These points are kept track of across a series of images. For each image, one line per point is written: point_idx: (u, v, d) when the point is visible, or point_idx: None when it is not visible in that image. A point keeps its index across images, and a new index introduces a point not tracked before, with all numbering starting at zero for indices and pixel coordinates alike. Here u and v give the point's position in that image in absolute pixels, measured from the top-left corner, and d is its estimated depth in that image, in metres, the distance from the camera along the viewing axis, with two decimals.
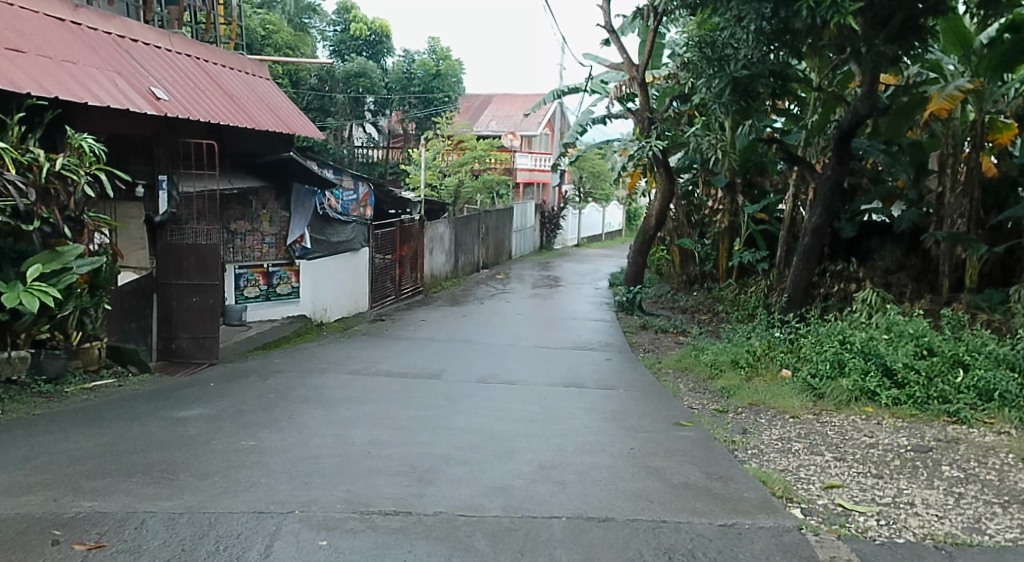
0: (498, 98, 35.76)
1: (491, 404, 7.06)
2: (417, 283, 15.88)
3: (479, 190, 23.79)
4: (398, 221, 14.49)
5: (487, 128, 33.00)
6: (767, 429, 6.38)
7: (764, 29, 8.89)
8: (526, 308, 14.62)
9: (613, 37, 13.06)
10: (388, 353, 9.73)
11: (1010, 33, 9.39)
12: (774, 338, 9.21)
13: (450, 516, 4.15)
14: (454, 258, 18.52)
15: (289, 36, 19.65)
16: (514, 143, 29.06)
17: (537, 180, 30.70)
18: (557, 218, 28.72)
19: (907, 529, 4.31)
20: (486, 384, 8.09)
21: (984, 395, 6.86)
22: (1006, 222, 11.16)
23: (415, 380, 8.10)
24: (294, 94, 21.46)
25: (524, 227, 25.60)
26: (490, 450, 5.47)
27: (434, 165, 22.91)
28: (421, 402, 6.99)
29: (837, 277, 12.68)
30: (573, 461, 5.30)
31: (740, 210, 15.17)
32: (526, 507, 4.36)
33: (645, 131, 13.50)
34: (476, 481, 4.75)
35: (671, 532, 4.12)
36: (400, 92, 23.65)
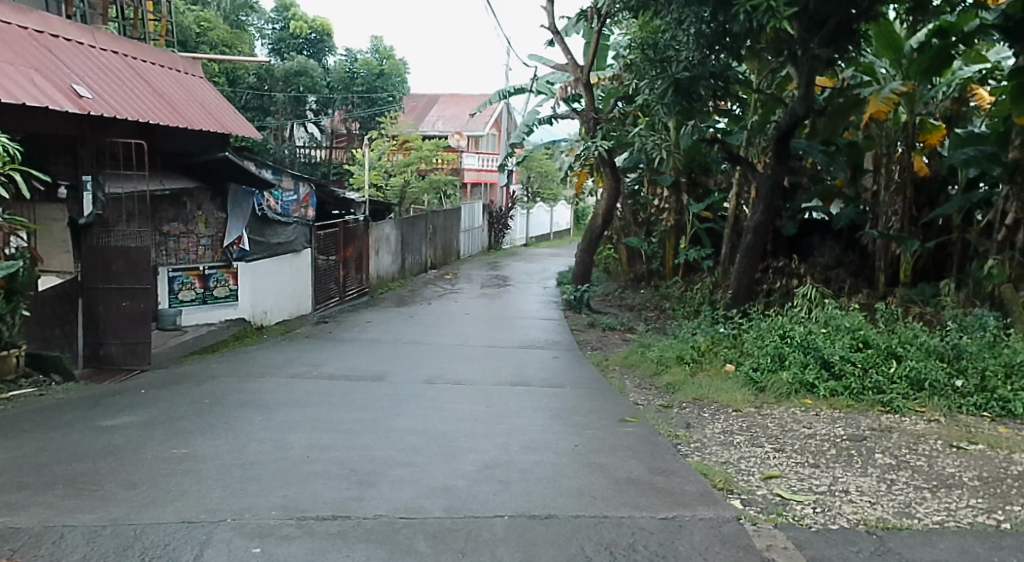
0: (445, 98, 35.69)
1: (435, 405, 7.03)
2: (363, 284, 15.76)
3: (426, 190, 23.88)
4: (342, 222, 14.41)
5: (433, 128, 32.91)
6: (710, 423, 6.48)
7: (704, 31, 9.05)
8: (474, 308, 14.61)
9: (557, 36, 13.08)
10: (331, 356, 9.61)
11: (938, 39, 9.73)
12: (718, 335, 9.36)
13: (391, 519, 4.12)
14: (401, 259, 18.40)
15: (225, 33, 19.25)
16: (460, 143, 29.05)
17: (484, 180, 30.83)
18: (505, 218, 28.72)
19: (841, 516, 4.40)
20: (432, 384, 8.07)
21: (915, 384, 7.05)
22: (937, 219, 11.51)
23: (360, 382, 8.03)
24: (231, 93, 21.04)
25: (471, 228, 25.55)
26: (433, 451, 5.44)
27: (378, 165, 22.72)
28: (364, 405, 6.92)
29: (780, 273, 12.81)
30: (517, 460, 5.29)
31: (685, 208, 15.34)
32: (468, 507, 4.34)
33: (591, 132, 13.60)
34: (418, 482, 4.72)
35: (613, 526, 4.14)
36: (343, 91, 23.35)
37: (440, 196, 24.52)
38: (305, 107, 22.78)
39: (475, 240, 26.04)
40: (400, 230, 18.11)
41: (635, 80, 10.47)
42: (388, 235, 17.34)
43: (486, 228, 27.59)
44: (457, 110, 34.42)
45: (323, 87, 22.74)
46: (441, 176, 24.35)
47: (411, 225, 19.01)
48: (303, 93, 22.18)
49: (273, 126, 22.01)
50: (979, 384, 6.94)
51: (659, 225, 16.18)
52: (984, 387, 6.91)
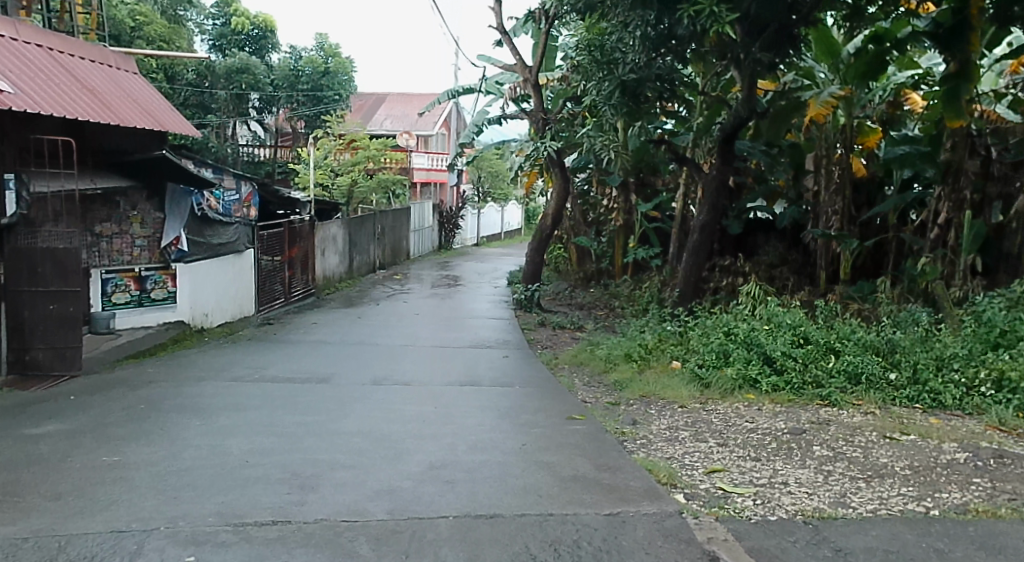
0: (393, 97, 35.44)
1: (381, 407, 6.97)
2: (309, 284, 15.56)
3: (375, 190, 23.73)
4: (287, 223, 14.26)
5: (380, 128, 32.67)
6: (656, 419, 6.55)
7: (650, 34, 9.11)
8: (423, 308, 14.55)
9: (506, 37, 13.09)
10: (275, 358, 9.46)
11: (873, 45, 9.99)
12: (666, 332, 9.50)
13: (332, 523, 4.07)
14: (348, 259, 18.22)
15: (162, 28, 18.84)
16: (411, 143, 28.89)
17: (434, 180, 30.77)
18: (455, 218, 28.63)
19: (780, 507, 4.49)
20: (379, 386, 8.00)
21: (853, 378, 7.23)
22: (875, 218, 11.83)
23: (304, 384, 7.93)
24: (169, 90, 20.56)
25: (421, 228, 25.42)
26: (378, 453, 5.40)
27: (324, 165, 22.60)
28: (308, 407, 6.83)
29: (726, 271, 13.01)
30: (463, 459, 5.28)
31: (633, 208, 15.47)
32: (413, 508, 4.32)
33: (540, 132, 13.59)
34: (362, 485, 4.67)
35: (558, 524, 4.15)
36: (287, 89, 23.01)
37: (390, 196, 24.37)
38: (248, 104, 22.30)
39: (425, 240, 25.90)
40: (347, 230, 17.93)
41: (583, 80, 10.55)
42: (336, 235, 17.17)
43: (436, 228, 27.46)
44: (405, 110, 34.21)
45: (266, 85, 22.33)
46: (390, 176, 24.17)
47: (359, 225, 18.85)
48: (246, 91, 21.74)
49: (213, 125, 21.62)
50: (912, 376, 7.14)
51: (608, 224, 16.32)
52: (917, 380, 7.10)
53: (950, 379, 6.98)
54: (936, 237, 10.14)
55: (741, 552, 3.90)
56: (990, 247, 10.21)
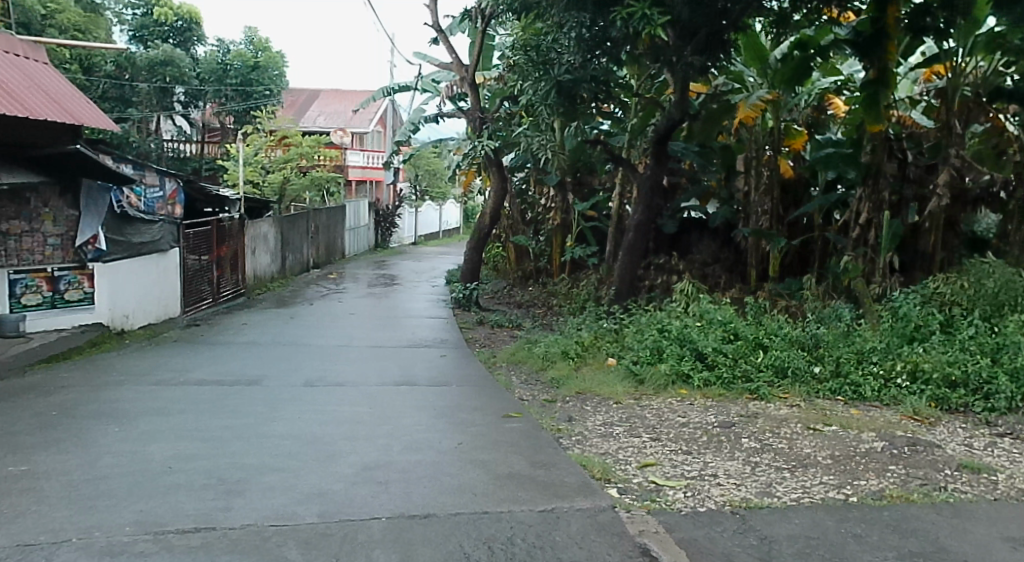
0: (327, 93, 35.04)
1: (313, 408, 6.90)
2: (239, 284, 15.28)
3: (307, 187, 23.34)
4: (214, 221, 13.98)
5: (314, 124, 32.23)
6: (592, 415, 6.65)
7: (585, 36, 9.23)
8: (360, 308, 14.44)
9: (442, 36, 13.06)
10: (202, 360, 9.28)
11: (799, 51, 10.31)
12: (602, 330, 9.64)
13: (259, 528, 4.04)
14: (280, 258, 17.94)
15: (77, 17, 18.26)
16: (344, 139, 28.52)
17: (370, 178, 31.05)
18: (392, 216, 28.41)
19: (709, 498, 4.62)
20: (311, 387, 7.91)
21: (780, 372, 7.47)
22: (802, 218, 12.21)
23: (232, 387, 7.80)
24: (86, 82, 20.00)
25: (356, 226, 25.17)
26: (310, 455, 5.36)
27: (254, 162, 21.94)
28: (236, 410, 6.72)
29: (660, 270, 13.25)
30: (397, 460, 5.28)
31: (570, 208, 15.64)
32: (345, 510, 4.31)
33: (477, 131, 13.62)
34: (291, 489, 4.63)
35: (493, 522, 4.20)
36: (215, 83, 22.63)
37: (324, 194, 24.06)
38: (172, 99, 21.95)
39: (360, 239, 25.64)
40: (279, 228, 17.68)
41: (519, 81, 10.65)
42: (267, 234, 16.92)
43: (372, 227, 27.21)
44: (339, 107, 33.79)
45: (192, 79, 21.90)
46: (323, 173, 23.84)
47: (292, 223, 18.60)
48: (170, 84, 21.32)
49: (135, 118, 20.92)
50: (835, 370, 7.43)
51: (546, 223, 16.45)
52: (839, 372, 7.39)
53: (870, 371, 7.27)
54: (857, 236, 10.51)
55: (670, 544, 3.99)
56: (908, 246, 10.66)
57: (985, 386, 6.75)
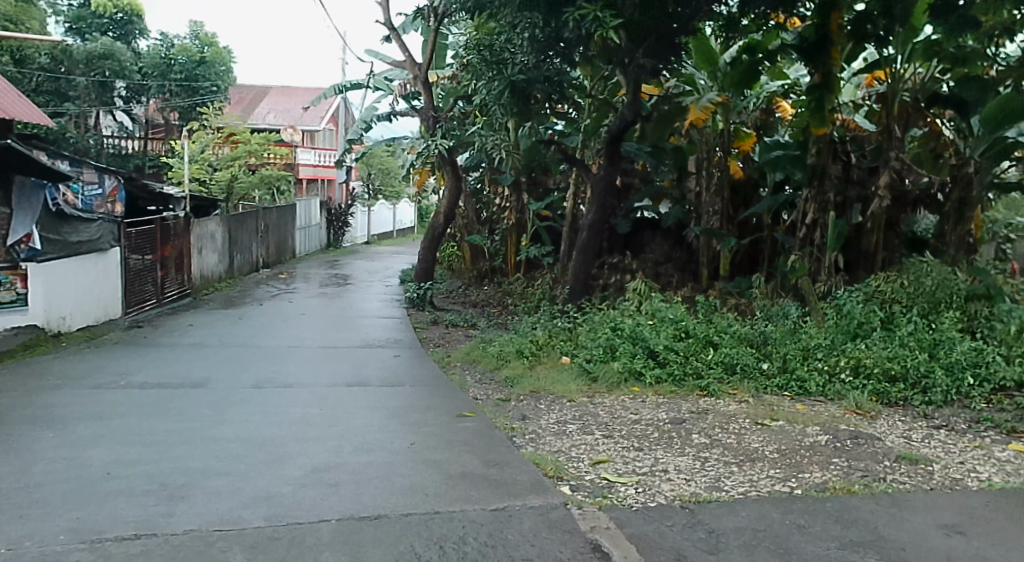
0: (276, 90, 34.65)
1: (262, 410, 6.81)
2: (184, 284, 15.02)
3: (256, 186, 22.54)
4: (158, 220, 13.71)
5: (263, 121, 31.82)
6: (545, 414, 6.68)
7: (538, 36, 9.30)
8: (311, 308, 14.28)
9: (394, 34, 13.00)
10: (145, 363, 9.10)
11: (748, 55, 10.59)
12: (556, 329, 9.70)
13: (204, 532, 3.98)
14: (228, 258, 17.67)
15: (9, 7, 17.79)
16: (293, 137, 28.26)
17: (322, 176, 30.41)
18: (344, 216, 28.14)
19: (659, 493, 4.69)
20: (260, 389, 7.81)
21: (729, 369, 7.61)
22: (751, 218, 12.44)
23: (176, 390, 7.67)
24: (18, 74, 19.56)
25: (308, 225, 24.90)
26: (258, 458, 5.30)
27: (201, 159, 21.50)
28: (180, 414, 6.61)
29: (614, 269, 13.36)
30: (348, 461, 5.24)
31: (525, 207, 15.70)
32: (293, 513, 4.27)
33: (431, 130, 13.60)
34: (237, 493, 4.58)
35: (444, 521, 4.20)
36: (157, 78, 22.60)
37: (274, 193, 23.71)
38: (113, 93, 21.63)
39: (311, 238, 25.36)
40: (227, 227, 17.41)
41: (472, 80, 10.64)
42: (214, 233, 16.65)
43: (324, 226, 26.92)
44: (289, 104, 33.39)
45: (133, 73, 21.59)
46: (274, 171, 23.39)
47: (240, 222, 18.33)
48: (109, 78, 21.02)
49: (72, 113, 20.70)
50: (783, 366, 7.59)
51: (501, 223, 16.46)
52: (786, 369, 7.55)
53: (814, 367, 7.45)
54: (804, 236, 10.75)
55: (621, 539, 4.03)
56: (851, 245, 10.94)
57: (922, 380, 6.97)
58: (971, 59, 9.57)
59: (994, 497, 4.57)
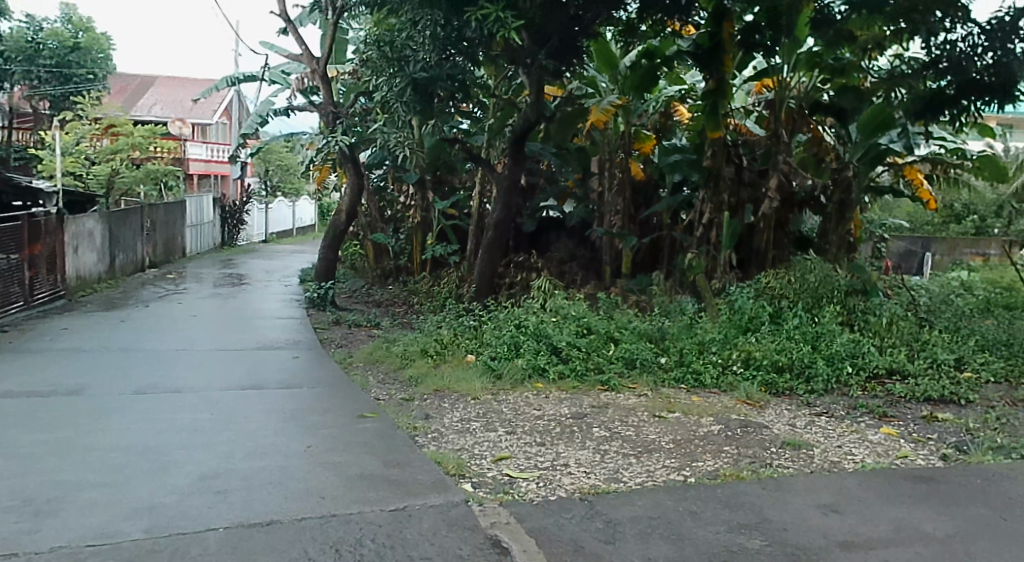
0: (162, 80, 33.57)
1: (148, 417, 6.54)
2: (58, 285, 14.22)
3: (140, 180, 21.15)
4: (24, 216, 12.89)
5: (148, 113, 30.63)
6: (448, 413, 6.66)
7: (440, 35, 9.29)
8: (201, 310, 13.73)
9: (290, 26, 12.70)
10: (14, 370, 8.58)
11: (646, 60, 10.78)
12: (463, 326, 9.71)
13: (77, 549, 3.81)
14: (109, 258, 16.87)
15: None
16: (181, 129, 26.68)
17: (214, 172, 30.07)
18: (239, 213, 27.29)
19: (560, 487, 4.75)
20: (144, 395, 7.49)
21: (629, 363, 7.78)
22: (652, 218, 12.73)
23: (49, 398, 7.27)
24: None
25: (199, 223, 24.07)
26: (139, 468, 5.08)
27: (76, 152, 20.28)
28: (51, 423, 6.26)
29: (520, 267, 13.42)
30: (239, 467, 5.10)
31: (431, 206, 15.61)
32: (177, 523, 4.12)
33: (331, 126, 13.37)
34: (116, 504, 4.39)
35: (341, 524, 4.14)
36: (24, 63, 22.22)
37: (161, 188, 22.72)
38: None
39: (203, 236, 24.52)
40: (107, 225, 16.63)
41: (372, 75, 10.45)
42: (92, 230, 15.86)
43: (217, 224, 26.04)
44: (178, 97, 32.29)
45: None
46: (161, 165, 22.31)
47: (122, 220, 17.53)
48: None
49: None
50: (680, 359, 7.81)
51: (406, 221, 16.30)
52: (683, 362, 7.78)
53: (709, 360, 7.70)
54: (701, 235, 11.07)
55: (520, 533, 4.07)
56: (744, 244, 11.36)
57: (806, 370, 7.33)
58: (847, 71, 10.15)
59: (868, 476, 4.85)
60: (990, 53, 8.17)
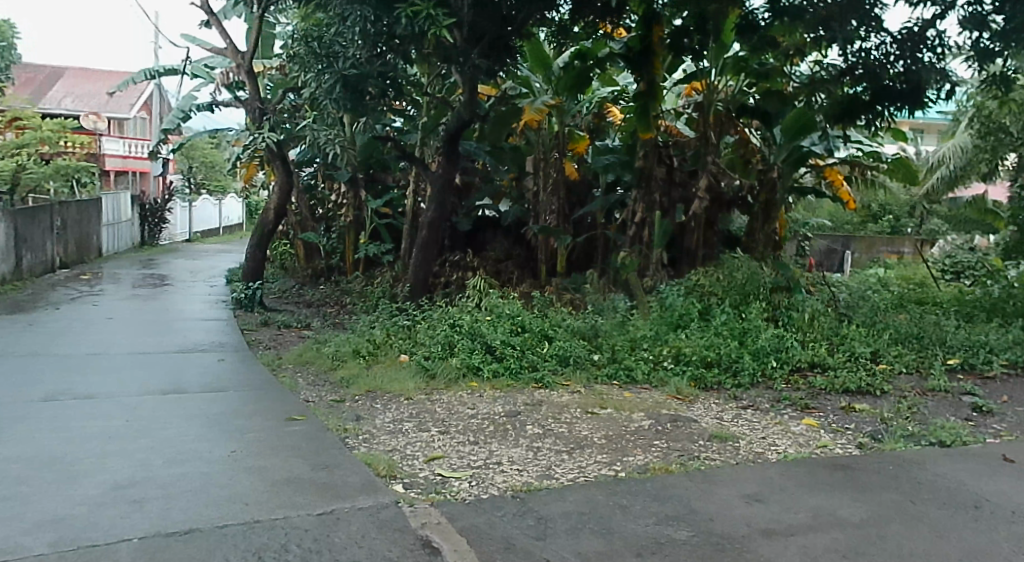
0: (73, 72, 32.53)
1: (61, 425, 6.27)
2: None
3: (50, 176, 20.05)
4: None
5: (58, 106, 29.50)
6: (380, 413, 6.59)
7: (369, 31, 9.08)
8: (117, 312, 13.24)
9: (213, 19, 12.38)
10: None
11: (579, 62, 10.87)
12: (396, 326, 9.62)
13: None
14: (15, 259, 16.13)
15: None
16: (96, 123, 25.68)
17: (131, 168, 28.82)
18: (160, 211, 26.43)
19: (492, 485, 4.74)
20: (54, 402, 7.18)
21: (563, 361, 7.82)
22: (587, 217, 12.84)
23: None
24: None
25: (116, 221, 23.28)
26: (46, 478, 4.88)
27: None
28: None
29: (455, 267, 13.37)
30: (158, 475, 4.94)
31: (363, 204, 15.40)
32: (87, 535, 3.97)
33: (257, 123, 12.93)
34: (23, 517, 4.20)
35: (265, 530, 4.05)
36: None
37: (73, 184, 21.87)
38: None
39: (120, 235, 23.71)
40: (12, 224, 15.89)
41: (300, 71, 10.37)
42: None
43: (136, 222, 25.22)
44: (90, 89, 31.25)
45: None
46: (73, 160, 21.46)
47: (29, 219, 16.79)
48: None
49: None
50: (612, 356, 7.89)
51: (337, 220, 16.05)
52: (615, 359, 7.85)
53: (641, 357, 7.80)
54: (634, 234, 11.21)
55: (450, 533, 4.04)
56: (675, 243, 11.54)
57: (733, 365, 7.49)
58: (771, 76, 10.41)
59: (790, 465, 4.98)
60: (902, 61, 8.55)
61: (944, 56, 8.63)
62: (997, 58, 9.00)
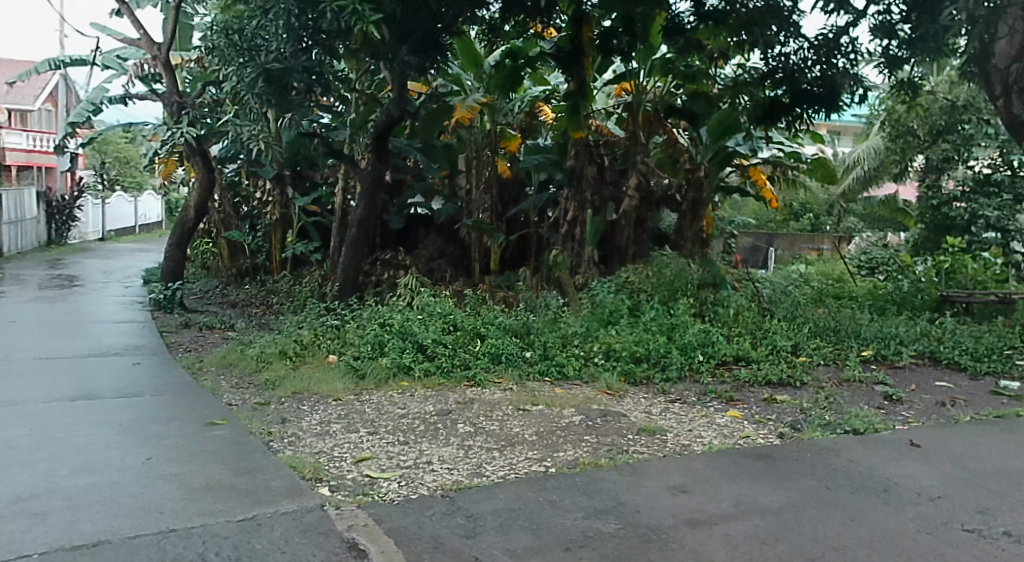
0: None
1: None
2: None
3: None
4: None
5: None
6: (307, 415, 6.45)
7: (292, 25, 8.88)
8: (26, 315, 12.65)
9: (125, 8, 11.96)
10: None
11: (510, 60, 10.86)
12: (324, 327, 9.44)
13: None
14: None
15: None
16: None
17: (36, 163, 27.89)
18: (69, 209, 25.29)
19: (421, 485, 4.68)
20: None
21: (495, 358, 7.79)
22: (519, 215, 12.82)
23: None
24: None
25: (20, 219, 22.30)
26: None
27: None
28: None
29: (387, 265, 13.20)
30: (64, 486, 4.72)
31: (290, 202, 15.07)
32: None
33: (175, 117, 12.53)
34: None
35: (180, 539, 3.91)
36: None
37: None
38: None
39: (24, 234, 22.68)
40: None
41: (220, 65, 10.06)
42: None
43: (41, 220, 24.19)
44: None
45: None
46: None
47: None
48: None
49: None
50: (543, 353, 7.90)
51: (262, 218, 15.69)
52: (546, 356, 7.87)
53: (572, 353, 7.83)
54: (566, 232, 11.24)
55: (377, 535, 3.97)
56: (606, 241, 11.61)
57: (661, 360, 7.60)
58: (697, 77, 10.59)
59: (714, 456, 5.05)
60: (818, 66, 8.81)
61: (856, 61, 8.94)
62: (904, 64, 9.39)
